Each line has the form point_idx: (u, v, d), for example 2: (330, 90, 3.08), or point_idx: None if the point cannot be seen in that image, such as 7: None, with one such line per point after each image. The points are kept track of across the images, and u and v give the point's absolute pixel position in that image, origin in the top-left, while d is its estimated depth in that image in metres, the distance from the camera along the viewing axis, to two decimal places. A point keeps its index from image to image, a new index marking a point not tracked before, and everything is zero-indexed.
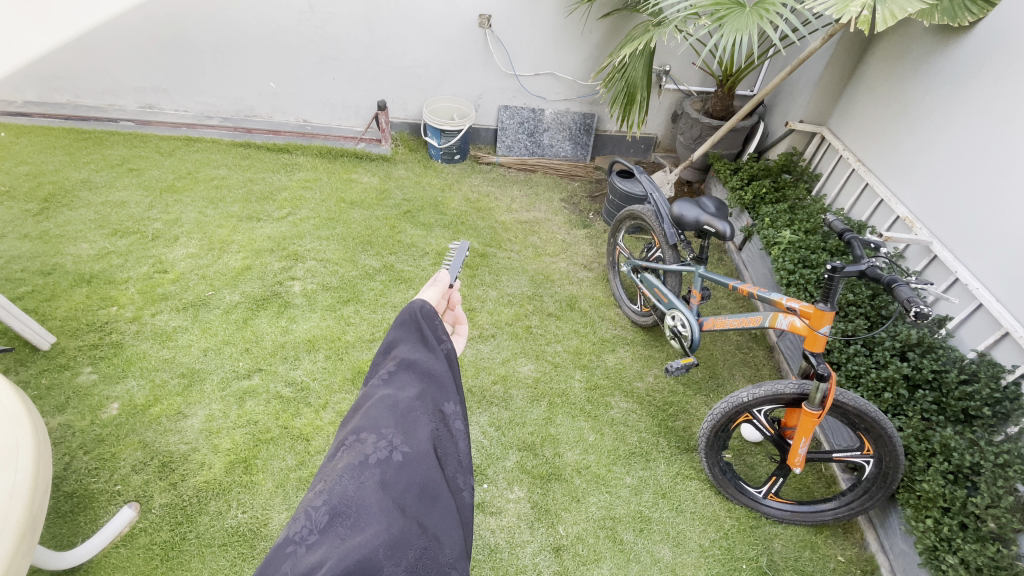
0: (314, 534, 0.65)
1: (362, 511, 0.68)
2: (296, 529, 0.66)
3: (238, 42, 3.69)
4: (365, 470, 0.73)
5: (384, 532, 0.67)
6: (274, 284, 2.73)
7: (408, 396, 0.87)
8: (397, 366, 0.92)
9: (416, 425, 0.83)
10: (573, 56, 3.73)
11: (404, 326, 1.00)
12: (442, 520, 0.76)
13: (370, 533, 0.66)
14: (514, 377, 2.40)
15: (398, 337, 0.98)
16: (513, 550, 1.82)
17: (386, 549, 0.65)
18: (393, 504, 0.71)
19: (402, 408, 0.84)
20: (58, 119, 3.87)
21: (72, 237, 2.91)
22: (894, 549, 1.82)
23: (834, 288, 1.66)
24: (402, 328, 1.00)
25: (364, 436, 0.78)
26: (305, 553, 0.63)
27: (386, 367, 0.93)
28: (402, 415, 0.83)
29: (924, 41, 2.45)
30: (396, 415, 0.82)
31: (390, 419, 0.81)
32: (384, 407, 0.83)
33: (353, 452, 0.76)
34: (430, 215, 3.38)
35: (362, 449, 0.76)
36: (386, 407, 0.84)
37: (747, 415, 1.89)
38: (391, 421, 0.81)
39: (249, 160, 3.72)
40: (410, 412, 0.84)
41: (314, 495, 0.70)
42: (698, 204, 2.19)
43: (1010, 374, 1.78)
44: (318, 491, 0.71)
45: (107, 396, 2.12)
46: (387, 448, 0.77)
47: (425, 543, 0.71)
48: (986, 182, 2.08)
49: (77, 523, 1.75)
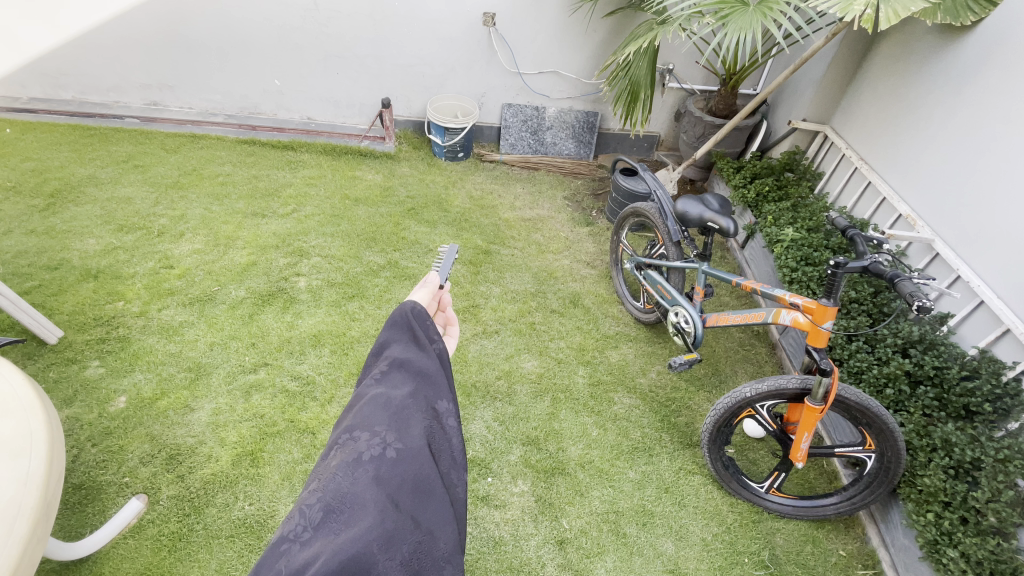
0: (308, 530, 0.66)
1: (355, 508, 0.69)
2: (290, 526, 0.67)
3: (243, 39, 3.70)
4: (358, 467, 0.74)
5: (378, 526, 0.68)
6: (279, 279, 2.75)
7: (401, 395, 0.88)
8: (389, 366, 0.93)
9: (409, 422, 0.84)
10: (576, 55, 3.75)
11: (396, 327, 1.00)
12: (436, 514, 0.77)
13: (364, 527, 0.67)
14: (518, 372, 2.42)
15: (390, 337, 0.98)
16: (517, 542, 1.84)
17: (380, 543, 0.67)
18: (387, 500, 0.72)
19: (395, 406, 0.85)
20: (63, 115, 3.90)
21: (79, 233, 2.93)
22: (895, 544, 1.83)
23: (838, 283, 1.66)
24: (393, 329, 1.00)
25: (357, 434, 0.79)
26: (300, 550, 0.64)
27: (378, 367, 0.94)
28: (395, 413, 0.84)
29: (927, 40, 2.46)
30: (389, 413, 0.83)
31: (383, 417, 0.82)
32: (377, 405, 0.84)
33: (347, 450, 0.76)
34: (434, 212, 3.40)
35: (356, 447, 0.77)
36: (379, 406, 0.84)
37: (749, 410, 1.91)
38: (384, 419, 0.82)
39: (254, 157, 3.73)
40: (403, 409, 0.85)
41: (309, 493, 0.70)
42: (702, 201, 2.20)
43: (1010, 371, 1.80)
44: (312, 490, 0.72)
45: (115, 389, 2.14)
46: (381, 445, 0.78)
47: (418, 538, 0.73)
48: (988, 181, 2.09)
49: (86, 514, 1.76)
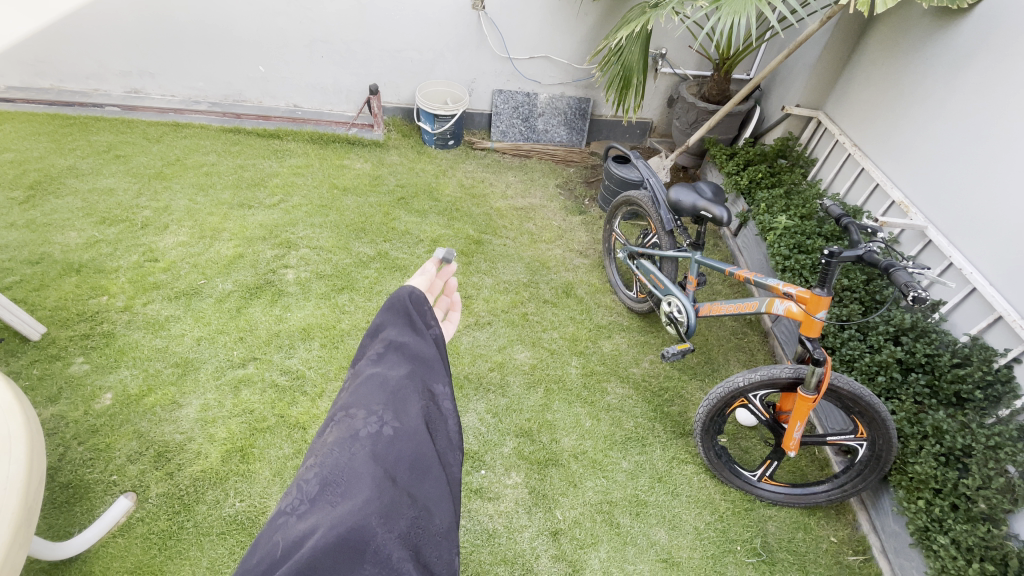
0: (305, 504, 0.64)
1: (350, 486, 0.65)
2: (287, 500, 0.66)
3: (225, 24, 3.60)
4: (354, 443, 0.70)
5: (376, 500, 0.64)
6: (267, 272, 2.71)
7: (398, 374, 0.84)
8: (385, 347, 0.89)
9: (406, 400, 0.79)
10: (568, 39, 3.68)
11: (391, 310, 0.96)
12: (436, 491, 0.73)
13: (359, 500, 0.64)
14: (511, 364, 2.40)
15: (385, 320, 0.94)
16: (511, 535, 1.84)
17: (378, 517, 0.63)
18: (384, 475, 0.69)
19: (393, 384, 0.81)
20: (42, 105, 3.78)
21: (60, 226, 2.86)
22: (885, 530, 1.85)
23: (832, 272, 1.65)
24: (390, 312, 0.96)
25: (353, 412, 0.75)
26: (296, 523, 0.62)
27: (374, 349, 0.90)
28: (392, 391, 0.80)
29: (924, 24, 2.43)
30: (386, 392, 0.79)
31: (380, 395, 0.78)
32: (374, 384, 0.81)
33: (343, 427, 0.73)
34: (424, 201, 3.35)
35: (352, 424, 0.73)
36: (375, 387, 0.80)
37: (742, 400, 1.90)
38: (382, 397, 0.78)
39: (239, 147, 3.65)
40: (400, 389, 0.81)
41: (305, 470, 0.68)
42: (695, 189, 2.17)
43: (1002, 358, 1.81)
44: (309, 466, 0.69)
45: (100, 386, 2.10)
46: (378, 422, 0.74)
47: (417, 513, 0.69)
48: (983, 167, 2.08)
49: (73, 513, 1.73)
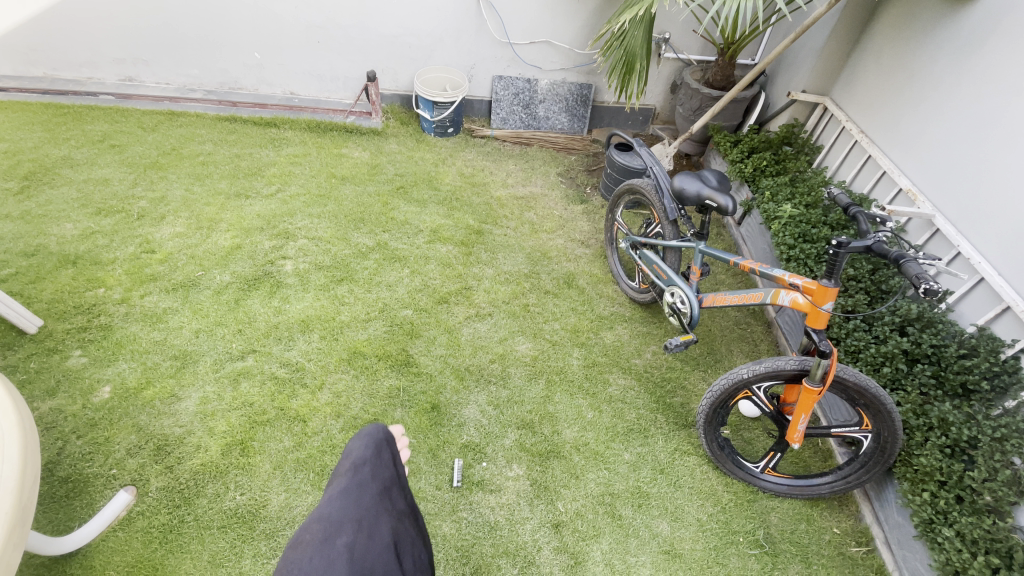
0: None
1: None
2: None
3: (219, 9, 3.52)
4: (333, 551, 0.83)
5: None
6: (265, 263, 2.68)
7: (370, 496, 0.98)
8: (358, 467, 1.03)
9: (375, 523, 0.93)
10: (570, 23, 3.60)
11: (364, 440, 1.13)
12: None
13: None
14: (512, 355, 2.38)
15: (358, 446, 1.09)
16: (513, 527, 1.83)
17: None
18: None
19: (365, 506, 0.95)
20: (35, 94, 3.72)
21: (55, 217, 2.82)
22: (888, 521, 1.84)
23: (839, 263, 1.61)
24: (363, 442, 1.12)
25: (332, 525, 0.88)
26: None
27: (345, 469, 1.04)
28: (365, 513, 0.94)
29: (935, 6, 2.36)
30: (360, 513, 0.93)
31: (355, 514, 0.92)
32: (350, 501, 0.94)
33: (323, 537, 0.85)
34: (423, 191, 3.30)
35: (330, 536, 0.86)
36: (350, 504, 0.94)
37: (746, 391, 1.88)
38: (357, 517, 0.91)
39: (236, 135, 3.60)
40: (371, 511, 0.95)
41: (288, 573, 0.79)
42: (700, 178, 2.13)
43: (1010, 349, 1.77)
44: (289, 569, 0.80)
45: (98, 379, 2.09)
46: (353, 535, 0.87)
47: None
48: (993, 154, 2.03)
49: (73, 507, 1.73)
